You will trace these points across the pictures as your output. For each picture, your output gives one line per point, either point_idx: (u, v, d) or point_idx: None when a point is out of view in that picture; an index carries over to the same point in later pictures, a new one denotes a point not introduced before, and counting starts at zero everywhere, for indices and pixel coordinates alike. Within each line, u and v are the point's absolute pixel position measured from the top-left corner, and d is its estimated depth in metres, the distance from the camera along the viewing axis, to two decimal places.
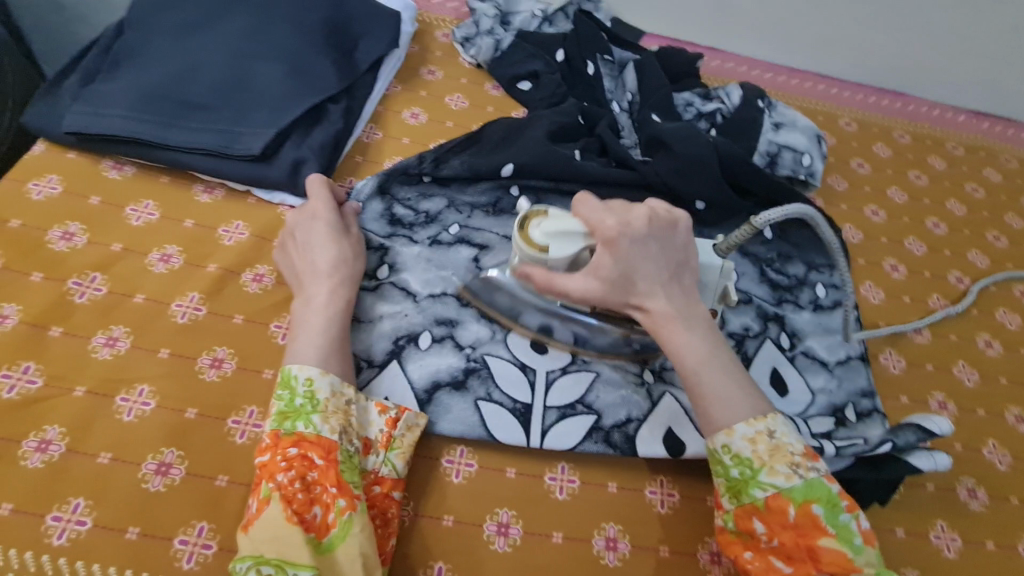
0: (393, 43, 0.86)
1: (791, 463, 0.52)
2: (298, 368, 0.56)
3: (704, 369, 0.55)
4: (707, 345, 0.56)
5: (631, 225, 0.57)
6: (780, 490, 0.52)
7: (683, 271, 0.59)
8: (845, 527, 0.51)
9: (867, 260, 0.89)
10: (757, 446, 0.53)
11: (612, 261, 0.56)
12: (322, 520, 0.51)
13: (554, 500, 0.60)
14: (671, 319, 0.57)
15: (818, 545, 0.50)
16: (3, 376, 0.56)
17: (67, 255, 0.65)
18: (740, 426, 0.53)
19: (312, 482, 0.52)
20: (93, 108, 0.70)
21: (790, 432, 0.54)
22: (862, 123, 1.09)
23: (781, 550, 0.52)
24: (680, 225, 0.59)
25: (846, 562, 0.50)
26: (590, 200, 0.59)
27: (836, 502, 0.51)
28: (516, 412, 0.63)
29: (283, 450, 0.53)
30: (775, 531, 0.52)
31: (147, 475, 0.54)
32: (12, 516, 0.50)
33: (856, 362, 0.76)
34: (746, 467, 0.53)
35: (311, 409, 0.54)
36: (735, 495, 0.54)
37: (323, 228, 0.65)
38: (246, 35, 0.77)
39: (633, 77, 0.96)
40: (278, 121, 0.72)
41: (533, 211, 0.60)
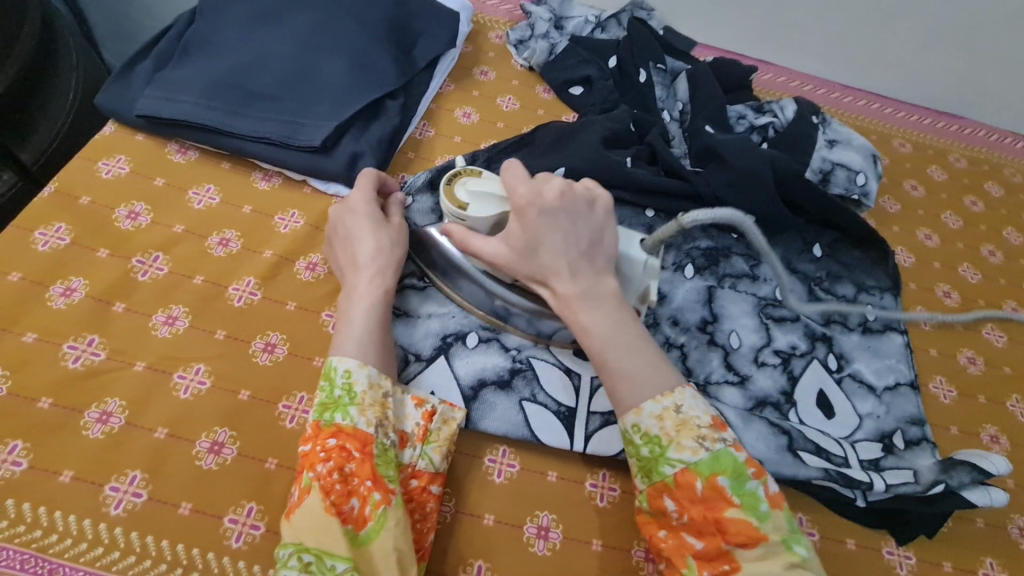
0: (450, 43, 0.87)
1: (697, 437, 0.50)
2: (338, 359, 0.55)
3: (610, 346, 0.53)
4: (612, 320, 0.54)
5: (542, 196, 0.56)
6: (689, 464, 0.49)
7: (598, 249, 0.57)
8: (751, 495, 0.48)
9: (919, 285, 0.87)
10: (664, 423, 0.51)
11: (521, 228, 0.57)
12: (359, 513, 0.49)
13: (594, 507, 0.60)
14: (582, 297, 0.55)
15: (723, 517, 0.48)
16: (68, 347, 0.58)
17: (132, 234, 0.67)
18: (647, 404, 0.51)
19: (349, 474, 0.51)
20: (165, 93, 0.72)
21: (696, 403, 0.51)
22: (917, 145, 1.06)
23: (691, 525, 0.49)
24: (598, 203, 0.59)
25: (753, 532, 0.47)
26: (517, 167, 0.61)
27: (742, 471, 0.49)
28: (559, 415, 0.63)
29: (322, 442, 0.52)
30: (684, 506, 0.50)
31: (200, 453, 0.55)
32: (72, 483, 0.52)
33: (905, 389, 0.74)
34: (655, 445, 0.51)
35: (348, 401, 0.54)
36: (646, 474, 0.52)
37: (363, 219, 0.65)
38: (312, 29, 0.78)
39: (685, 86, 0.95)
40: (339, 114, 0.73)
41: (466, 170, 0.65)
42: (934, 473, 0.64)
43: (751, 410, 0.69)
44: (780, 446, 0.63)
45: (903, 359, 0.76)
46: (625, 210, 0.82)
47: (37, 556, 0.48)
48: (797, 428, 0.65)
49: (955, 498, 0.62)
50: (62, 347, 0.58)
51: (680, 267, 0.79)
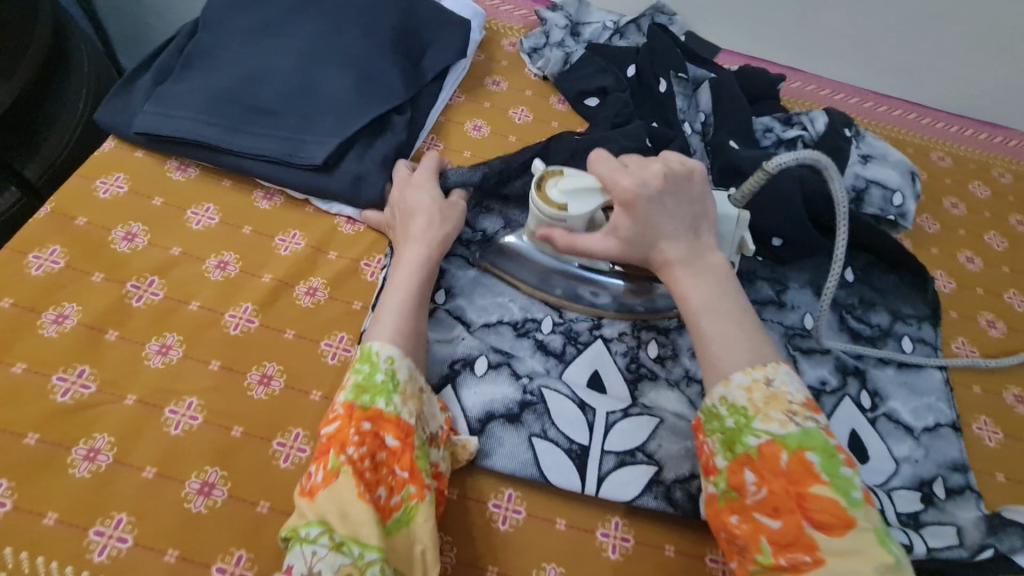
0: (461, 53, 0.83)
1: (787, 411, 0.47)
2: (380, 345, 0.53)
3: (706, 312, 0.53)
4: (716, 288, 0.54)
5: (644, 177, 0.56)
6: (775, 437, 0.46)
7: (702, 223, 0.57)
8: (843, 479, 0.45)
9: (961, 312, 0.81)
10: (753, 395, 0.48)
11: (629, 221, 0.56)
12: (386, 502, 0.48)
13: (605, 559, 0.56)
14: (683, 263, 0.55)
15: (808, 493, 0.44)
16: (58, 379, 0.56)
17: (129, 257, 0.64)
18: (737, 374, 0.49)
19: (380, 461, 0.49)
20: (163, 108, 0.70)
21: (790, 380, 0.49)
22: (958, 159, 0.99)
23: (768, 501, 0.46)
24: (698, 173, 0.58)
25: (843, 513, 0.43)
26: (605, 155, 0.58)
27: (833, 452, 0.46)
28: (571, 454, 0.59)
29: (357, 424, 0.49)
30: (765, 480, 0.46)
31: (190, 494, 0.52)
32: (56, 526, 0.49)
33: (945, 431, 0.68)
34: (741, 415, 0.48)
35: (391, 388, 0.51)
36: (729, 448, 0.49)
37: (425, 196, 0.65)
38: (316, 40, 0.75)
39: (707, 97, 0.91)
40: (342, 130, 0.70)
41: (549, 170, 0.62)
42: (982, 534, 0.58)
43: None
44: None
45: (943, 398, 0.71)
46: None
47: None
48: None
49: None
50: (52, 378, 0.56)
51: None
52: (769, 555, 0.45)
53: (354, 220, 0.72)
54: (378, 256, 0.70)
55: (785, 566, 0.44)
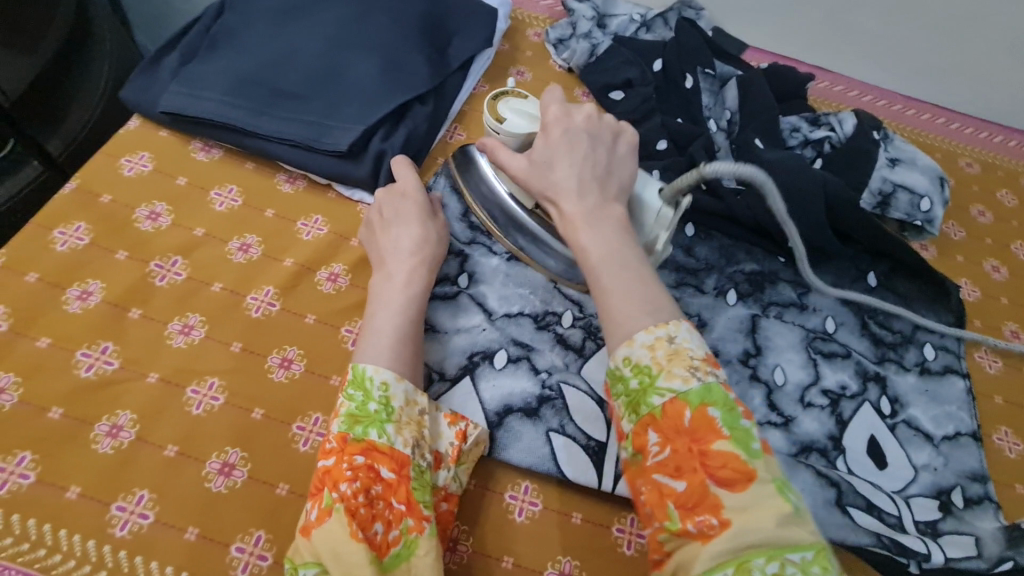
0: (487, 42, 0.82)
1: (690, 367, 0.44)
2: (373, 369, 0.52)
3: (606, 264, 0.49)
4: (616, 238, 0.51)
5: (572, 117, 0.58)
6: (678, 394, 0.43)
7: (612, 180, 0.55)
8: (743, 432, 0.42)
9: (984, 322, 0.80)
10: (655, 352, 0.45)
11: (544, 144, 0.57)
12: (384, 538, 0.46)
13: (621, 555, 0.56)
14: (585, 216, 0.52)
15: (709, 449, 0.41)
16: (82, 355, 0.56)
17: (152, 236, 0.64)
18: (640, 333, 0.45)
19: (376, 495, 0.47)
20: (190, 89, 0.69)
21: (692, 337, 0.45)
22: (986, 166, 0.98)
23: (670, 461, 0.42)
24: (624, 135, 0.59)
25: (741, 466, 0.40)
26: (558, 92, 0.62)
27: (733, 406, 0.43)
28: (588, 450, 0.59)
29: (349, 457, 0.48)
30: (668, 440, 0.43)
31: (210, 474, 0.53)
32: (79, 500, 0.50)
33: (965, 441, 0.68)
34: (645, 374, 0.44)
35: (385, 417, 0.50)
36: (633, 410, 0.45)
37: (414, 209, 0.64)
38: (344, 24, 0.75)
39: (734, 94, 0.89)
40: (367, 117, 0.70)
41: (511, 94, 0.71)
42: (1002, 547, 0.57)
43: (795, 455, 0.63)
44: (828, 500, 0.58)
45: (965, 407, 0.70)
46: None
47: None
48: (846, 480, 0.60)
49: None
50: (76, 354, 0.56)
51: (722, 293, 0.74)
52: (677, 521, 0.41)
53: None
54: None
55: (693, 532, 0.40)
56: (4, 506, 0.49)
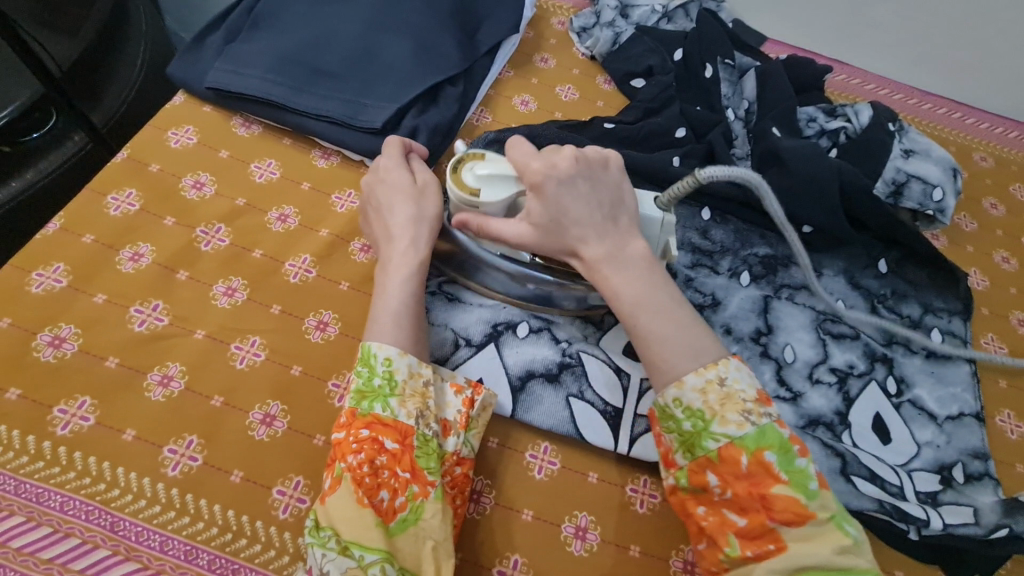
0: (515, 27, 0.85)
1: (742, 411, 0.48)
2: (377, 346, 0.55)
3: (641, 309, 0.53)
4: (643, 283, 0.54)
5: (557, 166, 0.56)
6: (733, 439, 0.48)
7: (620, 210, 0.57)
8: (800, 472, 0.47)
9: (992, 310, 0.82)
10: (708, 397, 0.49)
11: (540, 206, 0.56)
12: (389, 505, 0.50)
13: (634, 512, 0.59)
14: (608, 260, 0.55)
15: (770, 492, 0.46)
16: (135, 311, 0.60)
17: (197, 204, 0.68)
18: (690, 377, 0.49)
19: (380, 465, 0.51)
20: (234, 66, 0.73)
21: (741, 376, 0.50)
22: (1001, 160, 0.99)
23: (734, 501, 0.47)
24: (612, 163, 0.59)
25: (801, 509, 0.45)
26: (524, 145, 0.60)
27: (790, 447, 0.47)
28: (606, 414, 0.62)
29: (356, 431, 0.52)
30: (728, 482, 0.47)
31: (253, 423, 0.57)
32: (135, 442, 0.54)
33: (969, 420, 0.70)
34: (698, 419, 0.49)
35: (388, 391, 0.53)
36: (689, 449, 0.49)
37: (396, 188, 0.63)
38: (379, 8, 0.78)
39: (752, 85, 0.91)
40: (401, 96, 0.73)
41: (468, 154, 0.62)
42: (998, 515, 0.61)
43: (802, 427, 0.66)
44: (833, 468, 0.61)
45: (969, 389, 0.72)
46: (681, 211, 0.81)
47: (100, 509, 0.51)
48: (851, 451, 0.63)
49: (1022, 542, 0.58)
50: (130, 309, 0.60)
51: (735, 274, 0.77)
52: (736, 548, 0.47)
53: None
54: None
55: (752, 557, 0.46)
56: (67, 443, 0.53)
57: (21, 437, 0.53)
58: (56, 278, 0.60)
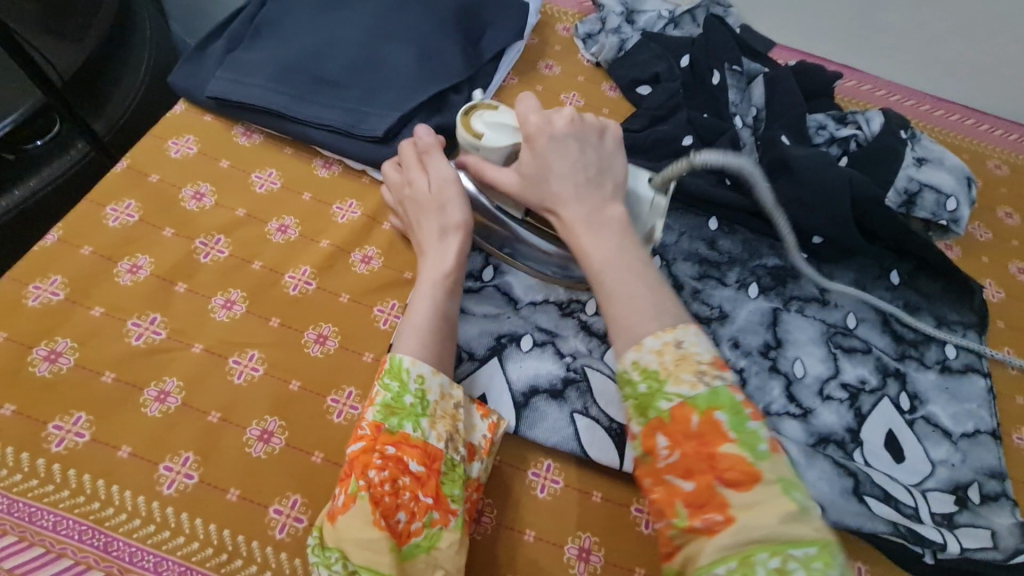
0: (519, 34, 0.84)
1: (697, 372, 0.45)
2: (410, 361, 0.53)
3: (609, 268, 0.51)
4: (615, 243, 0.53)
5: (552, 123, 0.57)
6: (685, 399, 0.44)
7: (606, 176, 0.57)
8: (751, 433, 0.44)
9: (1008, 323, 0.80)
10: (664, 357, 0.46)
11: (531, 158, 0.57)
12: (405, 527, 0.48)
13: (638, 533, 0.58)
14: (584, 221, 0.54)
15: (719, 452, 0.43)
16: (132, 324, 0.59)
17: (197, 214, 0.68)
18: (648, 340, 0.47)
19: (402, 486, 0.50)
20: (235, 75, 0.72)
21: (700, 340, 0.47)
22: (1016, 168, 0.97)
23: (680, 464, 0.44)
24: (608, 133, 0.59)
25: (749, 469, 0.42)
26: (532, 99, 0.61)
27: (740, 409, 0.44)
28: (611, 431, 0.61)
29: (380, 447, 0.50)
30: (677, 443, 0.44)
31: (250, 440, 0.56)
32: (130, 459, 0.53)
33: (985, 438, 0.68)
34: (654, 380, 0.46)
35: (420, 411, 0.53)
36: (642, 413, 0.46)
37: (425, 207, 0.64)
38: (382, 15, 0.77)
39: (761, 91, 0.89)
40: (404, 105, 0.72)
41: (483, 103, 0.66)
42: (1016, 538, 0.59)
43: (813, 445, 0.64)
44: (845, 488, 0.59)
45: (985, 405, 0.70)
46: (689, 220, 0.79)
47: (94, 528, 0.50)
48: (864, 470, 0.61)
49: None
50: (127, 323, 0.59)
51: (744, 286, 0.75)
52: (685, 518, 0.43)
53: None
54: None
55: (701, 528, 0.42)
56: (61, 461, 0.52)
57: (15, 454, 0.52)
58: (53, 291, 0.60)
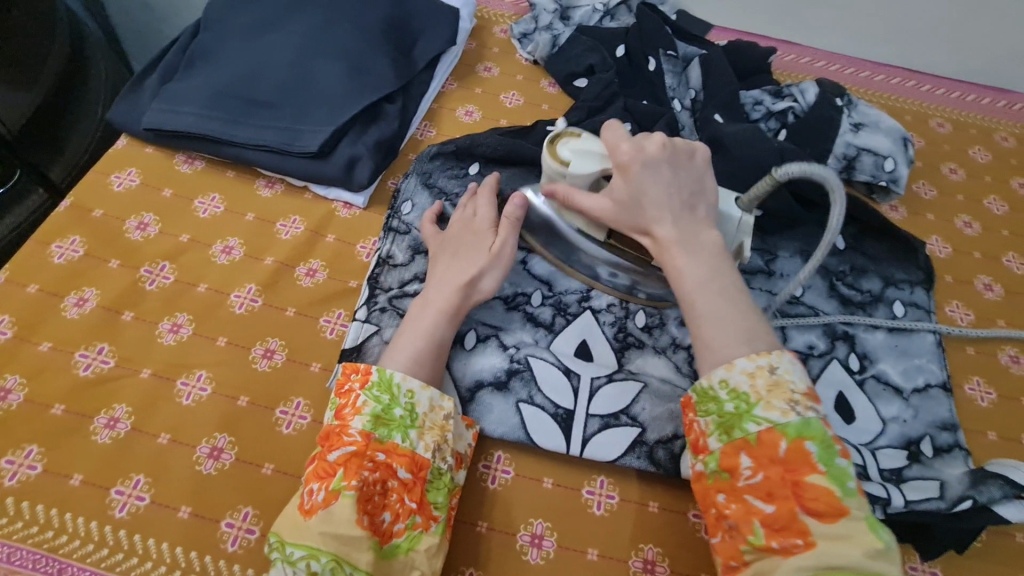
0: (451, 40, 0.86)
1: (790, 400, 0.49)
2: (401, 376, 0.55)
3: (703, 290, 0.54)
4: (708, 267, 0.55)
5: (645, 150, 0.59)
6: (775, 425, 0.48)
7: (698, 199, 0.59)
8: (839, 469, 0.47)
9: (956, 277, 0.80)
10: (756, 381, 0.49)
11: (624, 183, 0.58)
12: (389, 527, 0.51)
13: (591, 515, 0.58)
14: (679, 242, 0.56)
15: (804, 481, 0.46)
16: (80, 356, 0.61)
17: (141, 244, 0.69)
18: (741, 361, 0.50)
19: (390, 489, 0.52)
20: (169, 105, 0.74)
21: (793, 369, 0.50)
22: (958, 125, 0.98)
23: (762, 486, 0.47)
24: (699, 154, 0.60)
25: (836, 502, 0.45)
26: (617, 127, 0.61)
27: (831, 444, 0.47)
28: (557, 418, 0.61)
29: (371, 454, 0.52)
30: (761, 466, 0.47)
31: (201, 458, 0.57)
32: (82, 487, 0.54)
33: (936, 392, 0.69)
34: (742, 401, 0.49)
35: (409, 422, 0.54)
36: (725, 432, 0.50)
37: (470, 245, 0.65)
38: (310, 35, 0.79)
39: (697, 73, 0.91)
40: (337, 119, 0.74)
41: (565, 132, 0.65)
42: (963, 487, 0.59)
43: None
44: None
45: (935, 359, 0.71)
46: None
47: (48, 556, 0.51)
48: None
49: (987, 514, 0.57)
50: (74, 355, 0.61)
51: None
52: (761, 537, 0.46)
53: (351, 205, 0.76)
54: (373, 240, 0.74)
55: (777, 549, 0.45)
56: (15, 494, 0.53)
57: None
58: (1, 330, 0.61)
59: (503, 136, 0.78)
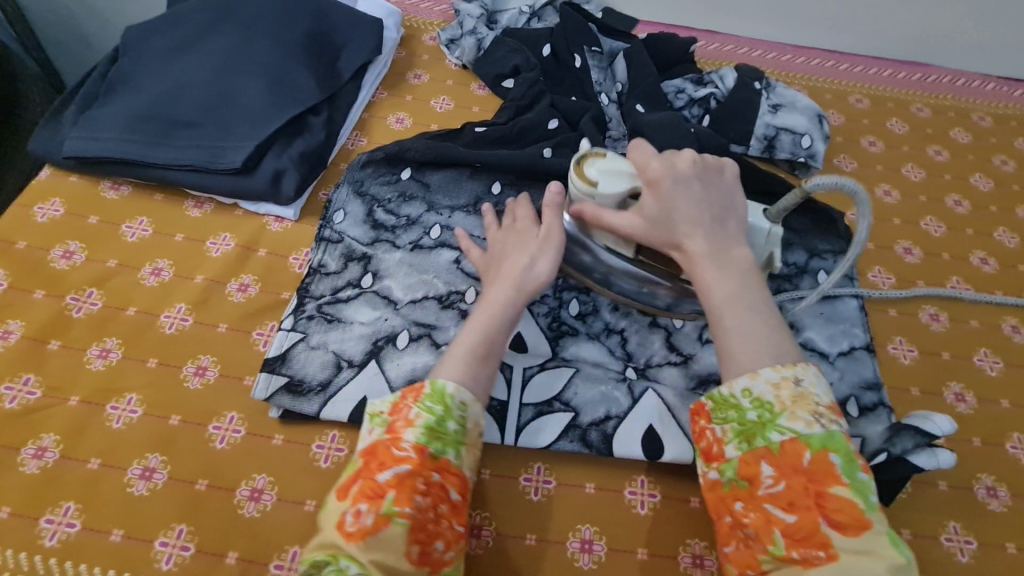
0: (376, 49, 0.87)
1: (814, 412, 0.47)
2: (454, 387, 0.52)
3: (731, 306, 0.52)
4: (738, 282, 0.53)
5: (676, 166, 0.57)
6: (799, 435, 0.47)
7: (729, 215, 0.57)
8: (862, 483, 0.45)
9: (877, 243, 0.83)
10: (780, 392, 0.48)
11: (654, 200, 0.57)
12: (440, 556, 0.47)
13: (529, 501, 0.59)
14: (709, 256, 0.54)
15: (827, 492, 0.45)
16: (5, 388, 0.60)
17: (67, 272, 0.69)
18: (765, 370, 0.49)
19: (441, 514, 0.48)
20: (89, 132, 0.74)
21: (818, 382, 0.49)
22: (876, 99, 1.02)
23: (784, 495, 0.46)
24: (727, 170, 0.59)
25: (858, 514, 0.44)
26: (646, 145, 0.60)
27: (853, 458, 0.46)
28: (491, 409, 0.62)
29: (426, 473, 0.49)
30: (783, 475, 0.46)
31: (132, 479, 0.56)
32: (10, 519, 0.54)
33: (860, 354, 0.71)
34: (766, 410, 0.48)
35: (461, 437, 0.51)
36: (746, 440, 0.49)
37: (524, 241, 0.63)
38: (231, 53, 0.79)
39: (622, 67, 0.94)
40: (259, 134, 0.74)
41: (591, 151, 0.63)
42: (879, 441, 0.61)
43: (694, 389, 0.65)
44: None
45: (859, 323, 0.73)
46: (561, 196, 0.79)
47: None
48: None
49: (904, 464, 0.59)
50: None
51: None
52: (782, 547, 0.45)
53: (282, 218, 0.76)
54: (306, 250, 0.74)
55: (797, 559, 0.44)
56: None
57: None
58: None
59: (433, 139, 0.79)
